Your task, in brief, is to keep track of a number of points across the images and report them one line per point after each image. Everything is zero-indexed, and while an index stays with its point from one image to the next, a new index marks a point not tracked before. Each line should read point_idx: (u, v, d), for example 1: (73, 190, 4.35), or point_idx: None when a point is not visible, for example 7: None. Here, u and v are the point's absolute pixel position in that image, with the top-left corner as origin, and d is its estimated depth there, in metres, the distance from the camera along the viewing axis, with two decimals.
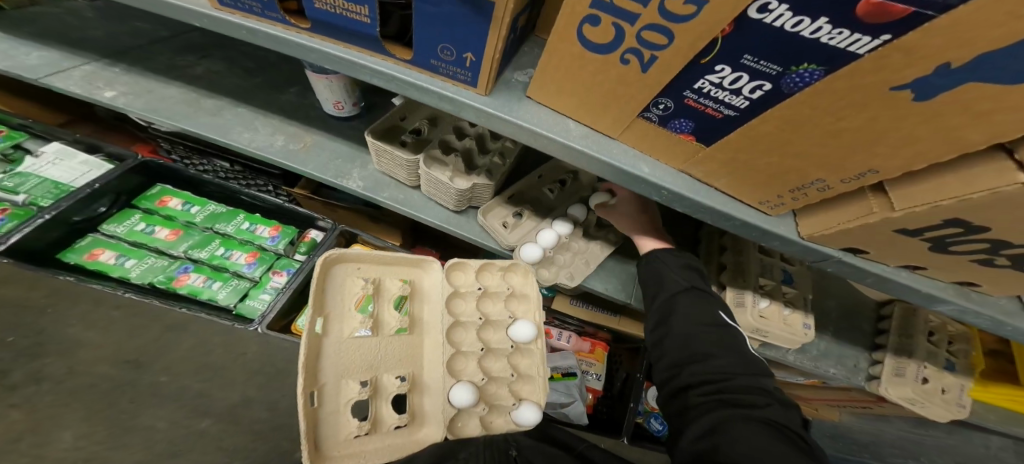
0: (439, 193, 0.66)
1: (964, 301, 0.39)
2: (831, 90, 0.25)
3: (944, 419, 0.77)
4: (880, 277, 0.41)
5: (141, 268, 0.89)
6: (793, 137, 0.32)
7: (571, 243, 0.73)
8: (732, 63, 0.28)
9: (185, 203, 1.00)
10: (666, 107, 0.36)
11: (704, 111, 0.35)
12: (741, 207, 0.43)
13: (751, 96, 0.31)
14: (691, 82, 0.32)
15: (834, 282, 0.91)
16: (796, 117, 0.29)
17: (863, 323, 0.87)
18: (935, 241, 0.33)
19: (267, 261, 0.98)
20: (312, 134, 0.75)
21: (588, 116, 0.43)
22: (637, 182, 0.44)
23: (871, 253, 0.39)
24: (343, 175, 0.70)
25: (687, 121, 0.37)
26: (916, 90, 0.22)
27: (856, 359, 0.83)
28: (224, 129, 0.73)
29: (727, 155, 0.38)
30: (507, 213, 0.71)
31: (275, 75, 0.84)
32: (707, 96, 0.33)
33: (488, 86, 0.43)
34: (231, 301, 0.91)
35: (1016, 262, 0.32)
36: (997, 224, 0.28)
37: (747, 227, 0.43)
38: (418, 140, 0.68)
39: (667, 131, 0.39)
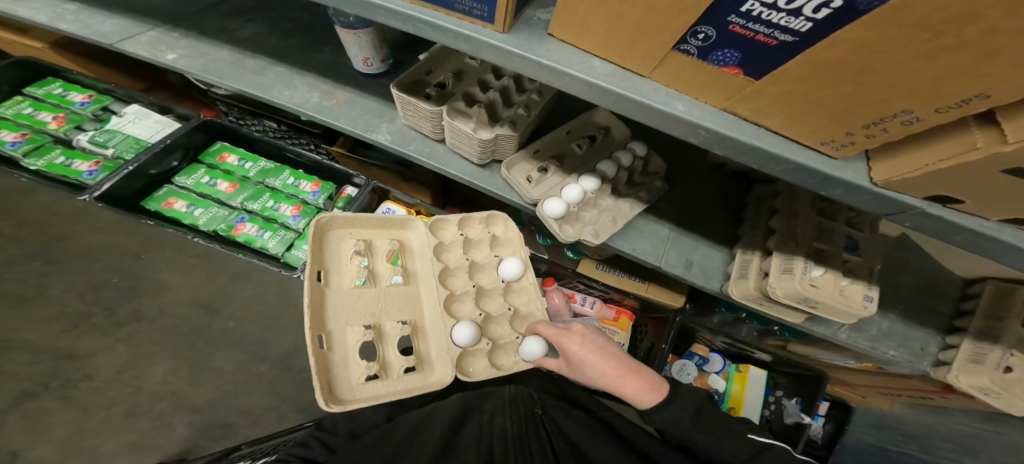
0: (465, 148, 0.64)
1: None
2: None
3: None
4: (974, 234, 0.34)
5: (207, 216, 0.97)
6: (866, 64, 0.26)
7: (599, 200, 0.69)
8: None
9: (241, 160, 1.06)
10: (708, 36, 0.31)
11: (755, 37, 0.29)
12: (794, 148, 0.37)
13: (813, 18, 0.25)
14: (738, 4, 0.26)
15: (911, 257, 0.80)
16: (876, 34, 0.23)
17: (941, 304, 0.77)
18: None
19: (309, 214, 1.02)
20: (345, 91, 0.74)
21: (617, 53, 0.38)
22: (671, 123, 0.39)
23: (966, 202, 0.32)
24: (372, 129, 0.69)
25: (733, 51, 0.31)
26: None
27: (925, 343, 0.74)
28: (267, 87, 0.74)
29: (782, 88, 0.32)
30: (532, 168, 0.68)
31: (313, 35, 0.84)
32: (759, 20, 0.27)
33: (506, 21, 0.39)
34: (280, 250, 0.96)
35: None
36: None
37: (803, 172, 0.38)
38: (442, 93, 0.65)
39: (709, 64, 0.34)
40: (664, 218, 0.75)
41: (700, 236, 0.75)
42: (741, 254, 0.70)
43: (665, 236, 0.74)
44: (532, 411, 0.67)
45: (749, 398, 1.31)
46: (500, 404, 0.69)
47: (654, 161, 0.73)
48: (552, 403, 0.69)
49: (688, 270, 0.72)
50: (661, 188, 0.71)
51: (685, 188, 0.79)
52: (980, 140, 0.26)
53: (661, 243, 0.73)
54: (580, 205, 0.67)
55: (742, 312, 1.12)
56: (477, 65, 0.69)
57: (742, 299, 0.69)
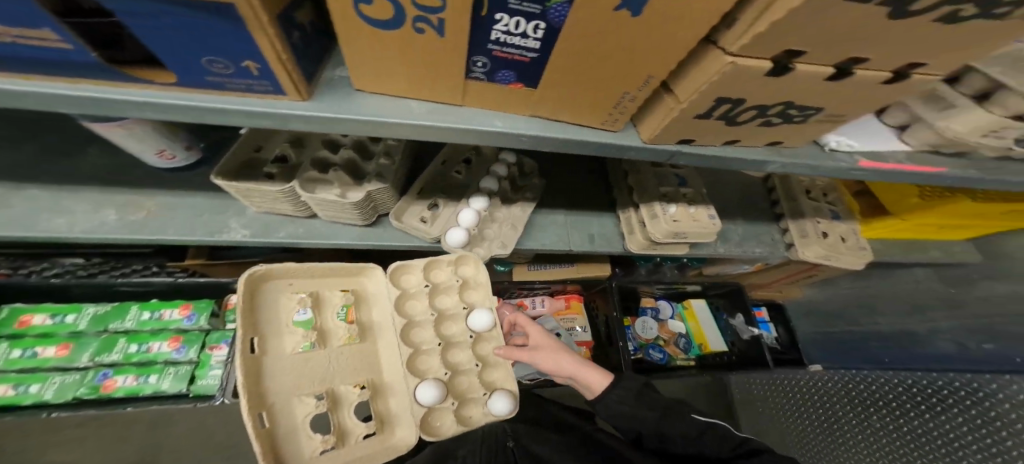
0: (342, 212, 0.66)
1: (778, 157, 0.48)
2: (580, 12, 0.29)
3: (856, 266, 0.88)
4: (716, 157, 0.48)
5: (53, 389, 0.80)
6: (586, 62, 0.36)
7: (494, 214, 0.78)
8: (505, 10, 0.31)
9: (54, 316, 0.85)
10: (484, 63, 0.38)
11: (514, 59, 0.37)
12: (593, 132, 0.46)
13: (538, 37, 0.34)
14: (487, 36, 0.34)
15: (728, 176, 1.02)
16: (576, 44, 0.33)
17: (760, 201, 0.99)
18: (724, 117, 0.40)
19: (196, 341, 0.89)
20: (154, 196, 0.66)
21: (426, 91, 0.43)
22: (495, 137, 0.47)
23: (697, 138, 0.46)
24: (222, 229, 0.65)
25: (509, 72, 0.40)
26: (626, 2, 0.27)
27: (771, 234, 0.95)
28: (27, 223, 0.59)
29: (553, 92, 0.41)
30: (422, 208, 0.74)
31: (70, 134, 0.71)
32: (508, 45, 0.35)
33: (301, 91, 0.38)
34: (179, 387, 0.84)
35: (784, 117, 0.40)
36: (746, 93, 0.36)
37: (604, 147, 0.48)
38: (285, 166, 0.65)
39: (498, 85, 0.41)
40: (555, 209, 0.86)
41: (588, 213, 0.87)
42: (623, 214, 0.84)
43: (563, 222, 0.84)
44: (506, 444, 0.79)
45: (708, 332, 1.44)
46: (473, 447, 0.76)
47: (524, 163, 0.84)
48: (523, 432, 0.81)
49: (593, 242, 0.83)
50: (539, 184, 0.82)
51: (554, 176, 0.90)
52: (671, 100, 0.39)
53: (562, 229, 0.83)
54: (479, 224, 0.75)
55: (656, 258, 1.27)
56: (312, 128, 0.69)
57: (641, 250, 0.83)
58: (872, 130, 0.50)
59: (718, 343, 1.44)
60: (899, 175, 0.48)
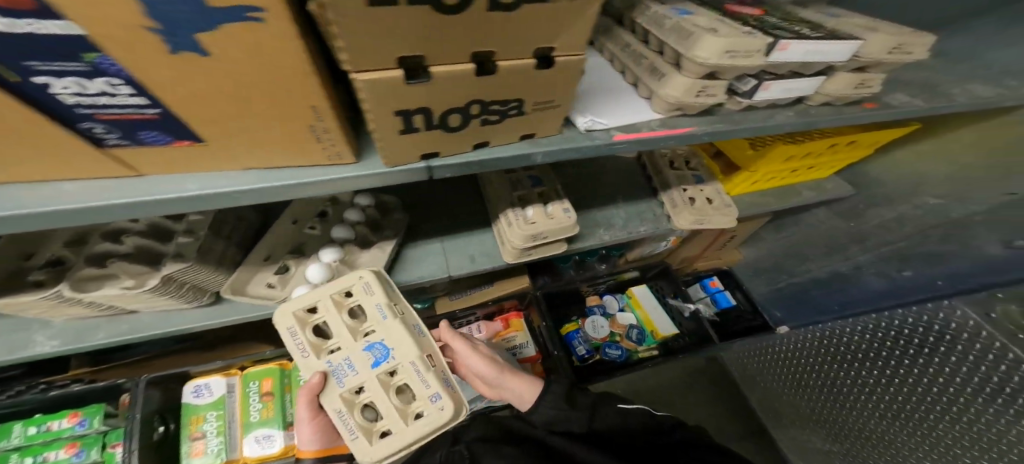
0: (155, 300, 0.59)
1: (535, 148, 0.47)
2: (132, 62, 0.25)
3: (727, 224, 0.91)
4: (475, 163, 0.46)
5: None
6: (228, 110, 0.32)
7: (355, 260, 0.73)
8: (46, 74, 0.26)
9: None
10: (101, 127, 0.32)
11: (137, 119, 0.31)
12: (318, 171, 0.42)
13: (129, 92, 0.28)
14: (63, 101, 0.29)
15: (607, 164, 1.03)
16: (183, 91, 0.29)
17: (639, 180, 1.00)
18: (434, 125, 0.40)
19: (95, 443, 0.84)
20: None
21: (74, 167, 0.35)
22: (196, 204, 0.39)
23: (437, 150, 0.44)
24: (24, 348, 0.60)
25: (152, 132, 0.33)
26: (178, 47, 0.25)
27: (653, 210, 0.95)
28: None
29: (223, 141, 0.36)
30: (270, 274, 0.70)
31: None
32: (109, 107, 0.30)
33: None
34: None
35: (495, 111, 0.41)
36: (421, 103, 0.36)
37: (341, 182, 0.44)
38: (59, 270, 0.58)
39: (154, 146, 0.35)
40: (432, 237, 0.84)
41: (465, 232, 0.85)
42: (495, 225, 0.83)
43: (438, 248, 0.82)
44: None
45: (653, 315, 1.37)
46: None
47: (386, 200, 0.82)
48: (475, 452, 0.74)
49: (473, 263, 0.81)
50: (403, 218, 0.80)
51: (422, 202, 0.88)
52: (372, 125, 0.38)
53: (438, 256, 0.81)
54: (332, 276, 0.68)
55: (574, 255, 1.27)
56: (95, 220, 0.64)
57: (517, 258, 0.80)
58: (629, 105, 0.53)
59: (666, 325, 1.36)
60: (642, 142, 0.49)
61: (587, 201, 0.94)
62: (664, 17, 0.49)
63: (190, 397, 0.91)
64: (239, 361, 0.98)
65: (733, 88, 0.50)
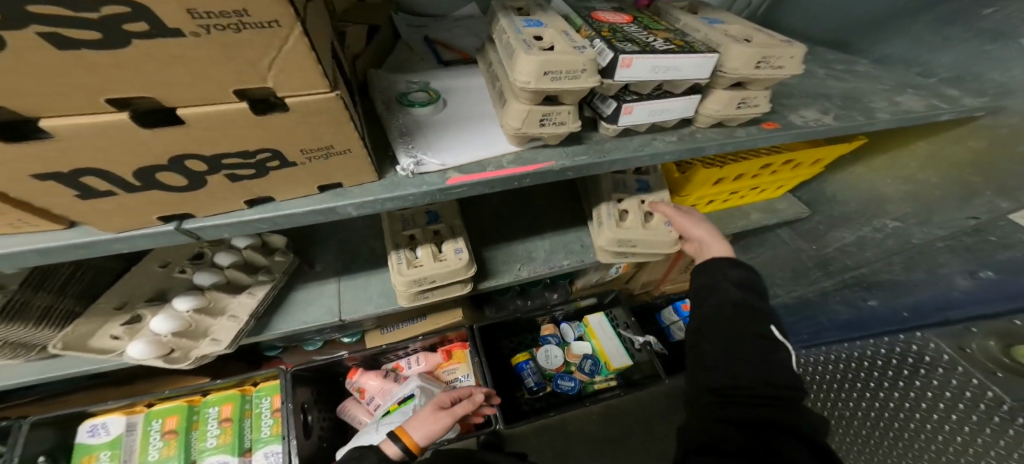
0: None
1: (342, 201, 0.37)
2: None
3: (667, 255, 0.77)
4: (261, 223, 0.36)
5: None
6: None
7: (220, 306, 0.64)
8: None
9: None
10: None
11: None
12: (12, 242, 0.31)
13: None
14: None
15: (538, 189, 0.95)
16: None
17: (574, 206, 0.92)
18: (136, 188, 0.29)
19: None
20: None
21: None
22: None
23: (192, 211, 0.34)
24: None
25: None
26: None
27: (581, 239, 0.87)
28: None
29: None
30: (117, 325, 0.59)
31: None
32: None
33: None
34: None
35: (236, 166, 0.31)
36: (86, 162, 0.26)
37: (61, 254, 0.33)
38: None
39: None
40: (327, 276, 0.74)
41: (366, 269, 0.75)
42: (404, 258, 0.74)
43: (332, 290, 0.72)
44: None
45: (607, 346, 1.21)
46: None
47: (272, 238, 0.71)
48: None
49: (371, 306, 0.70)
50: (286, 260, 0.70)
51: (327, 237, 0.79)
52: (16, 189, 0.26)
53: (329, 298, 0.70)
54: (182, 330, 0.59)
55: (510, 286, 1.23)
56: None
57: (413, 301, 0.71)
58: (485, 134, 0.45)
59: (620, 357, 1.20)
60: (489, 183, 0.41)
61: (509, 230, 0.88)
62: (510, 26, 0.37)
63: (83, 437, 0.80)
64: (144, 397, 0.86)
65: (598, 111, 0.41)
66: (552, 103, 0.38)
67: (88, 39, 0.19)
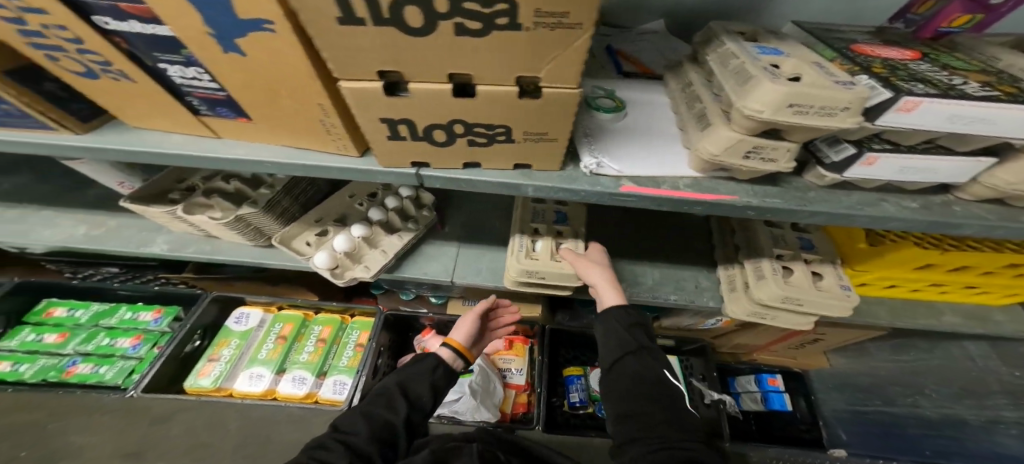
0: (226, 231, 0.71)
1: (530, 180, 0.43)
2: (211, 54, 0.31)
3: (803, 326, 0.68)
4: (464, 183, 0.45)
5: (32, 369, 0.95)
6: (267, 97, 0.36)
7: (377, 240, 0.79)
8: (163, 61, 0.34)
9: (70, 309, 1.05)
10: (197, 102, 0.39)
11: (215, 98, 0.38)
12: (333, 158, 0.44)
13: (209, 79, 0.35)
14: (171, 80, 0.36)
15: (660, 216, 0.91)
16: (239, 79, 0.34)
17: (700, 244, 0.85)
18: (419, 139, 0.39)
19: (152, 341, 1.02)
20: (116, 218, 0.80)
21: (176, 126, 0.44)
22: (243, 167, 0.45)
23: (428, 162, 0.43)
24: (146, 243, 0.76)
25: (223, 110, 0.40)
26: (227, 43, 0.29)
27: (697, 280, 0.80)
28: (25, 232, 0.77)
29: (262, 119, 0.40)
30: (311, 234, 0.78)
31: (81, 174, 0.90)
32: (195, 87, 0.37)
33: (75, 124, 0.44)
34: (119, 379, 0.95)
35: (482, 135, 0.38)
36: (403, 112, 0.35)
37: (345, 174, 0.44)
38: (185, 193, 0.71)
39: (227, 118, 0.41)
40: (450, 239, 0.86)
41: (485, 245, 0.85)
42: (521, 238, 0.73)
43: (452, 254, 0.83)
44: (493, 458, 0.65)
45: None
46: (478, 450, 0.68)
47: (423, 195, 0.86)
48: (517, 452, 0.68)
49: (478, 276, 0.79)
50: (430, 216, 0.84)
51: (462, 207, 0.90)
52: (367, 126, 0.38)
53: (449, 260, 0.81)
54: (351, 251, 0.75)
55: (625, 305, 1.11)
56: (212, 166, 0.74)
57: (516, 285, 0.75)
58: (670, 149, 0.44)
59: None
60: (663, 200, 0.40)
61: (619, 248, 0.85)
62: (736, 52, 0.35)
63: (231, 321, 1.04)
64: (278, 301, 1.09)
65: (820, 155, 0.36)
66: (772, 136, 0.34)
67: (473, 28, 0.26)
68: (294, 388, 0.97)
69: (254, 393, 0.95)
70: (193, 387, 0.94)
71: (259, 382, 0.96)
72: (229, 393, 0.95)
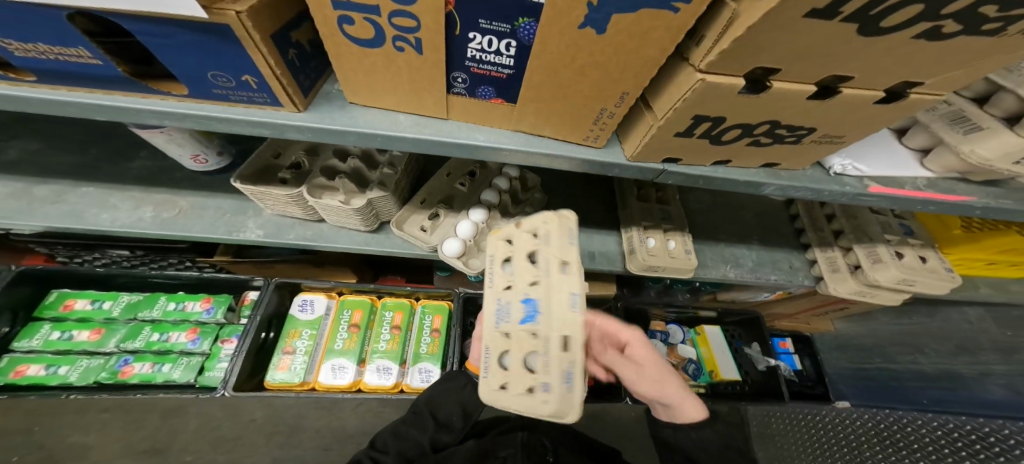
0: (343, 218, 0.67)
1: (776, 180, 0.44)
2: (552, 34, 0.31)
3: (895, 301, 0.82)
4: (705, 178, 0.45)
5: (77, 372, 0.82)
6: (561, 80, 0.37)
7: (494, 225, 0.77)
8: (477, 29, 0.34)
9: (94, 301, 0.89)
10: (464, 79, 0.41)
11: (491, 75, 0.40)
12: (574, 147, 0.47)
13: (510, 54, 0.36)
14: (462, 53, 0.37)
15: (743, 198, 0.94)
16: (550, 62, 0.35)
17: (784, 226, 0.91)
18: (707, 137, 0.38)
19: (211, 334, 0.91)
20: (186, 197, 0.71)
21: (412, 105, 0.45)
22: (478, 151, 0.47)
23: (683, 158, 0.44)
24: (238, 229, 0.68)
25: (488, 87, 0.42)
26: (594, 26, 0.29)
27: (791, 261, 0.86)
28: (76, 214, 0.65)
29: (531, 103, 0.42)
30: (423, 218, 0.74)
31: (113, 142, 0.77)
32: (483, 62, 0.38)
33: (295, 101, 0.41)
34: (190, 377, 0.85)
35: (775, 138, 0.37)
36: (723, 111, 0.34)
37: (587, 163, 0.47)
38: (297, 174, 0.67)
39: (480, 100, 0.44)
40: None
41: (592, 227, 0.83)
42: (624, 232, 0.79)
43: None
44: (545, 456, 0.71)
45: (719, 358, 1.19)
46: (515, 451, 0.72)
47: (528, 177, 0.84)
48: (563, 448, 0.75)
49: (594, 261, 0.78)
50: (542, 199, 0.83)
51: (562, 190, 0.88)
52: (651, 120, 0.38)
53: None
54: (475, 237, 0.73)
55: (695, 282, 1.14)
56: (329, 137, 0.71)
57: (640, 271, 0.77)
58: (893, 152, 0.47)
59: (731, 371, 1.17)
60: (906, 201, 0.44)
61: (715, 231, 0.88)
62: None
63: (297, 310, 0.95)
64: (339, 286, 1.00)
65: None
66: None
67: (946, 32, 0.24)
68: (381, 379, 0.91)
69: (340, 386, 0.88)
70: (274, 382, 0.86)
71: (344, 374, 0.89)
72: (313, 387, 0.88)
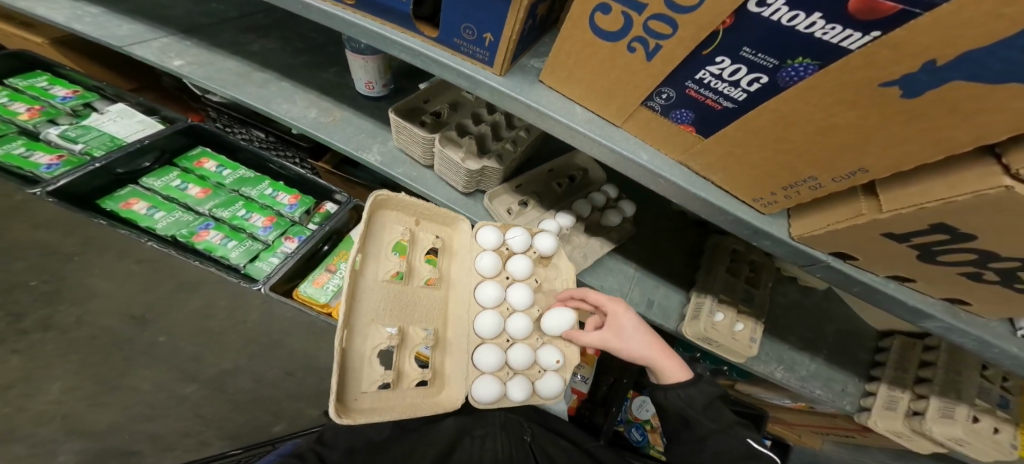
0: (449, 172, 0.68)
1: (951, 319, 0.40)
2: (821, 83, 0.28)
3: (925, 450, 0.77)
4: (868, 287, 0.41)
5: (168, 221, 0.82)
6: (787, 133, 0.34)
7: (573, 236, 0.74)
8: (732, 55, 0.32)
9: (219, 166, 0.93)
10: (669, 96, 0.39)
11: (705, 102, 0.37)
12: (736, 204, 0.44)
13: (749, 89, 0.34)
14: (694, 72, 0.35)
15: (817, 297, 0.90)
16: (791, 112, 0.32)
17: (859, 352, 0.85)
18: (921, 249, 0.33)
19: (282, 227, 0.89)
20: (342, 110, 0.76)
21: (595, 102, 0.45)
22: (636, 170, 0.45)
23: (859, 259, 0.39)
24: (364, 149, 0.71)
25: (688, 112, 0.39)
26: (904, 86, 0.24)
27: (846, 384, 0.81)
28: (266, 100, 0.75)
29: (724, 149, 0.40)
30: (513, 201, 0.73)
31: (321, 55, 0.86)
32: (708, 87, 0.36)
33: (504, 66, 0.44)
34: (241, 261, 0.82)
35: (1003, 278, 0.32)
36: (983, 230, 0.28)
37: (740, 223, 0.44)
38: (437, 121, 0.70)
39: (669, 121, 0.42)
40: (630, 259, 0.79)
41: (662, 277, 0.79)
42: (695, 295, 0.74)
43: (631, 275, 0.77)
44: (523, 437, 0.79)
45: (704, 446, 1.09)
46: (492, 430, 0.79)
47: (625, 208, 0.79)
48: (540, 433, 0.82)
49: (650, 309, 0.74)
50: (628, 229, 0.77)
51: (647, 231, 0.84)
52: (864, 207, 0.34)
53: (626, 282, 0.76)
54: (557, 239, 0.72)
55: (726, 365, 1.11)
56: (473, 99, 0.73)
57: (695, 339, 0.71)
58: None
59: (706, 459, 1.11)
60: None
61: (777, 325, 0.85)
62: None
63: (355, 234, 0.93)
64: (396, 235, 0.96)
65: None
66: None
67: None
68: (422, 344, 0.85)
69: None
70: (306, 295, 0.83)
71: None
72: (331, 313, 0.84)
